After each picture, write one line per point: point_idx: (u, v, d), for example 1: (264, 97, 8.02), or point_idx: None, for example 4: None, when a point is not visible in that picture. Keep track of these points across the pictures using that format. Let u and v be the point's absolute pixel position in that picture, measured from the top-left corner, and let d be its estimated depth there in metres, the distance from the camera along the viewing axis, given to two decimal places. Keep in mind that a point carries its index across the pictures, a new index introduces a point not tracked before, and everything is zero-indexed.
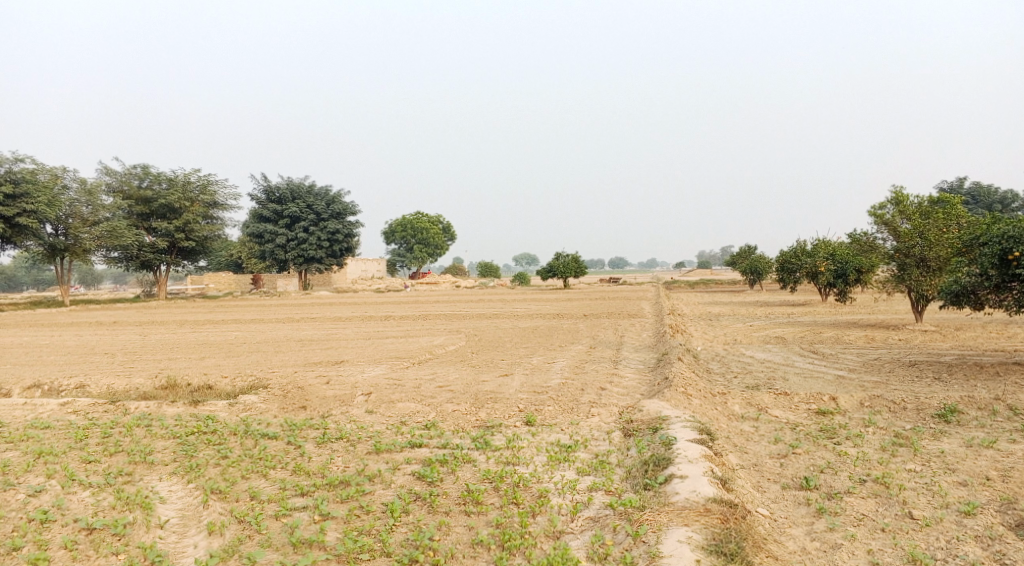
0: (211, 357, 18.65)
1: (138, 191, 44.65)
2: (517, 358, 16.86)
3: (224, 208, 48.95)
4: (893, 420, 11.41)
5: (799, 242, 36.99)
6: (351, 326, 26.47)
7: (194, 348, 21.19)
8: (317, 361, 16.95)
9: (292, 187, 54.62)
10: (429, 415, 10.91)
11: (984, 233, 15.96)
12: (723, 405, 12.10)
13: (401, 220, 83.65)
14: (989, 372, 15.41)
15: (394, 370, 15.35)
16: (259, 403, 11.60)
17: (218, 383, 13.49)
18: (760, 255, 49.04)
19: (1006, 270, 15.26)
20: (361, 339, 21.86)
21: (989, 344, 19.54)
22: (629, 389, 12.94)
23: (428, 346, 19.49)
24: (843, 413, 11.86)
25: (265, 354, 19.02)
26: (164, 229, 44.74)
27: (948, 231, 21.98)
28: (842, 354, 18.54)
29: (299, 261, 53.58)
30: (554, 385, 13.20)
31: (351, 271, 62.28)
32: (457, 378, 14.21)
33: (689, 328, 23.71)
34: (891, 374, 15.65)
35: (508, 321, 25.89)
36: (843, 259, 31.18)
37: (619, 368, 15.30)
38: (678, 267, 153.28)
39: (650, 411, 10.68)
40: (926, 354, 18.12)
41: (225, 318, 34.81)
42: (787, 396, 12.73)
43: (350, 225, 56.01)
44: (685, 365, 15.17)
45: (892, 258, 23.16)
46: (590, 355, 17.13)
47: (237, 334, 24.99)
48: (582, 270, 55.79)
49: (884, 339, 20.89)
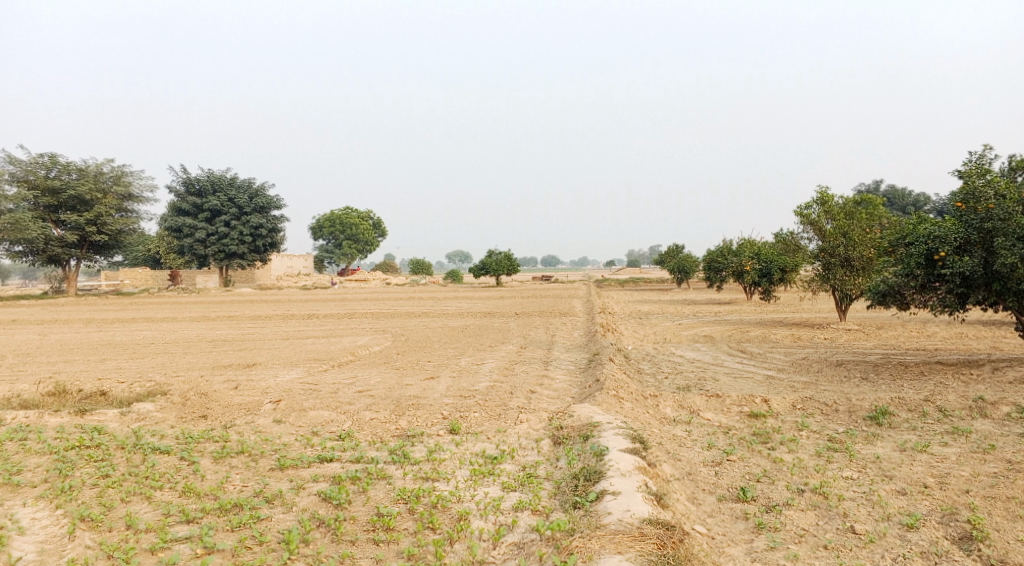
0: (113, 359, 17.32)
1: (46, 181, 41.98)
2: (443, 359, 16.13)
3: (140, 200, 46.66)
4: (826, 423, 11.14)
5: (725, 241, 37.27)
6: (271, 325, 25.25)
7: (96, 349, 19.73)
8: (228, 364, 15.85)
9: (213, 179, 52.50)
10: (343, 424, 10.10)
11: (910, 233, 15.98)
12: (655, 408, 11.65)
13: (329, 216, 81.75)
14: (914, 372, 15.42)
15: (310, 373, 14.41)
16: (155, 412, 10.58)
17: (114, 390, 12.35)
18: (688, 254, 49.47)
19: (932, 271, 15.27)
20: (279, 339, 20.74)
21: (911, 342, 19.73)
22: (559, 392, 12.36)
23: (350, 347, 18.56)
24: (776, 416, 11.54)
25: (173, 356, 17.76)
26: (74, 222, 42.26)
27: (871, 232, 22.35)
28: (770, 353, 18.41)
29: (220, 257, 51.58)
30: (481, 389, 12.54)
31: (276, 267, 60.37)
32: (378, 382, 13.38)
33: (620, 326, 23.40)
34: (821, 374, 15.53)
35: (437, 320, 25.08)
36: (769, 259, 31.51)
37: (549, 369, 14.72)
38: (608, 265, 154.38)
39: (580, 417, 10.09)
40: (852, 354, 18.14)
41: (136, 316, 32.95)
42: (719, 399, 12.36)
43: (274, 220, 54.16)
44: (617, 366, 14.70)
45: (817, 258, 23.24)
46: (520, 356, 16.52)
47: (146, 334, 23.53)
48: (513, 268, 55.33)
49: (811, 338, 20.95)
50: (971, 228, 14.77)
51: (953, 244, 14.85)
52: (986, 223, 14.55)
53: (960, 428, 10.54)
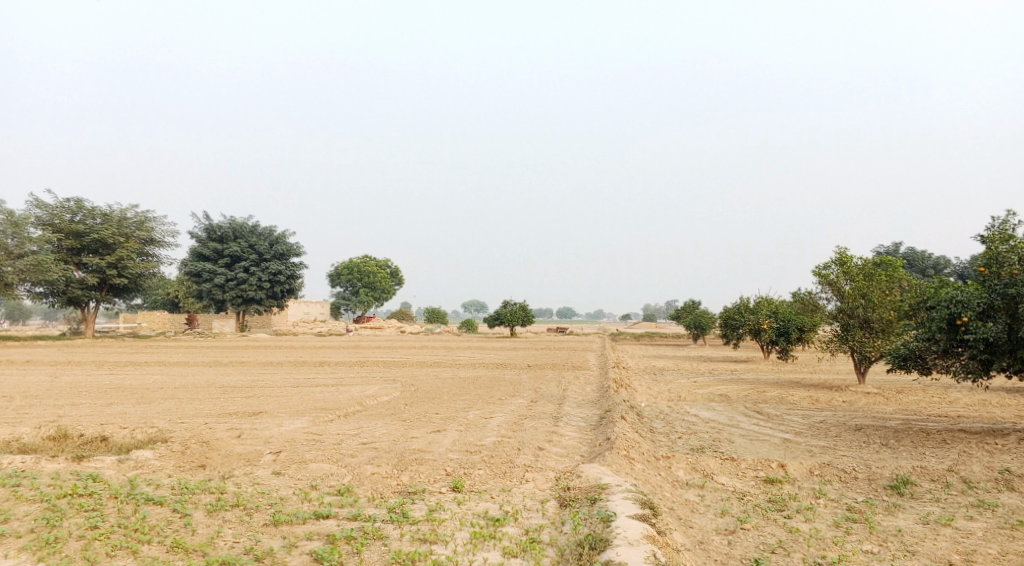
0: (119, 403, 17.14)
1: (70, 224, 42.48)
2: (452, 411, 15.84)
3: (161, 245, 47.09)
4: (845, 491, 10.72)
5: (742, 298, 36.87)
6: (281, 372, 25.07)
7: (104, 392, 19.57)
8: (234, 411, 15.62)
9: (234, 225, 52.98)
10: (344, 478, 9.81)
11: (931, 296, 15.63)
12: (666, 470, 11.27)
13: (347, 263, 82.16)
14: (936, 439, 14.93)
15: (315, 423, 14.14)
16: (153, 460, 10.34)
17: (115, 435, 12.14)
18: (704, 310, 49.02)
19: (954, 335, 14.88)
20: (288, 387, 20.50)
21: (933, 408, 19.19)
22: (568, 450, 12.03)
23: (358, 396, 18.29)
24: (792, 482, 11.14)
25: (180, 401, 17.56)
26: (96, 264, 42.59)
27: (892, 294, 21.98)
28: (787, 415, 17.96)
29: (237, 302, 51.74)
30: (488, 444, 12.24)
31: (292, 313, 60.46)
32: (383, 434, 13.09)
33: (634, 383, 23.01)
34: (838, 439, 15.08)
35: (448, 371, 24.77)
36: (786, 318, 31.10)
37: (559, 425, 14.36)
38: (624, 319, 153.62)
39: (588, 478, 9.75)
40: (872, 418, 17.64)
41: (150, 360, 32.86)
42: (733, 462, 11.97)
43: (293, 267, 54.40)
44: (628, 424, 14.35)
45: (836, 318, 22.85)
46: (530, 410, 16.17)
47: (156, 378, 23.40)
48: (529, 320, 55.07)
49: (829, 401, 20.47)
50: (995, 294, 14.41)
51: (976, 309, 14.49)
52: (1010, 288, 14.19)
53: (985, 501, 10.11)
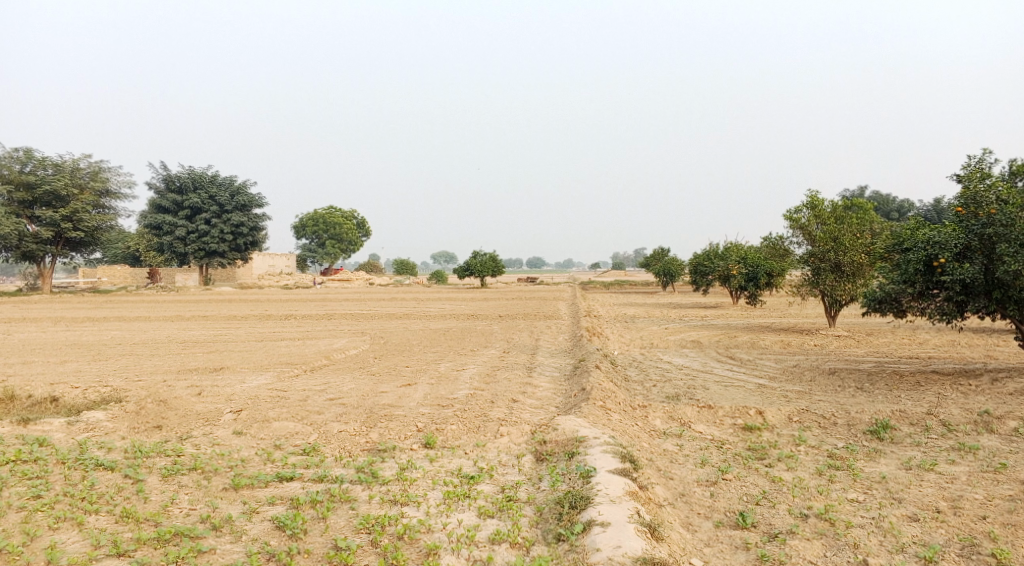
0: (73, 361, 16.44)
1: (20, 176, 40.80)
2: (422, 364, 15.41)
3: (118, 197, 45.55)
4: (825, 437, 10.52)
5: (711, 244, 36.68)
6: (246, 325, 24.37)
7: (59, 350, 18.83)
8: (194, 368, 15.04)
9: (194, 176, 51.40)
10: (309, 437, 9.35)
11: (907, 238, 15.40)
12: (644, 420, 10.96)
13: (313, 214, 80.74)
14: (910, 381, 14.85)
15: (280, 379, 13.63)
16: (105, 421, 9.77)
17: (66, 396, 11.54)
18: (673, 257, 48.95)
19: (930, 277, 14.71)
20: (252, 341, 19.91)
21: (903, 350, 19.19)
22: (543, 402, 11.67)
23: (325, 350, 17.78)
24: (772, 429, 10.91)
25: (139, 358, 16.93)
26: (49, 218, 41.10)
27: (862, 237, 21.81)
28: (760, 360, 17.81)
29: (199, 255, 50.57)
30: (461, 397, 11.84)
31: (258, 266, 59.29)
32: (351, 389, 12.62)
33: (606, 330, 22.76)
34: (813, 383, 14.92)
35: (418, 322, 24.34)
36: (755, 263, 31.02)
37: (533, 376, 14.01)
38: (592, 268, 154.07)
39: (565, 431, 9.38)
40: (844, 361, 17.56)
41: (109, 315, 31.94)
42: (710, 410, 11.70)
43: (256, 218, 53.18)
44: (603, 373, 14.03)
45: (807, 262, 22.71)
46: (502, 361, 15.78)
47: (115, 334, 22.63)
48: (499, 270, 54.65)
49: (800, 345, 20.41)
50: (972, 234, 14.21)
51: (953, 251, 14.30)
52: (988, 229, 14.01)
53: (966, 444, 9.97)
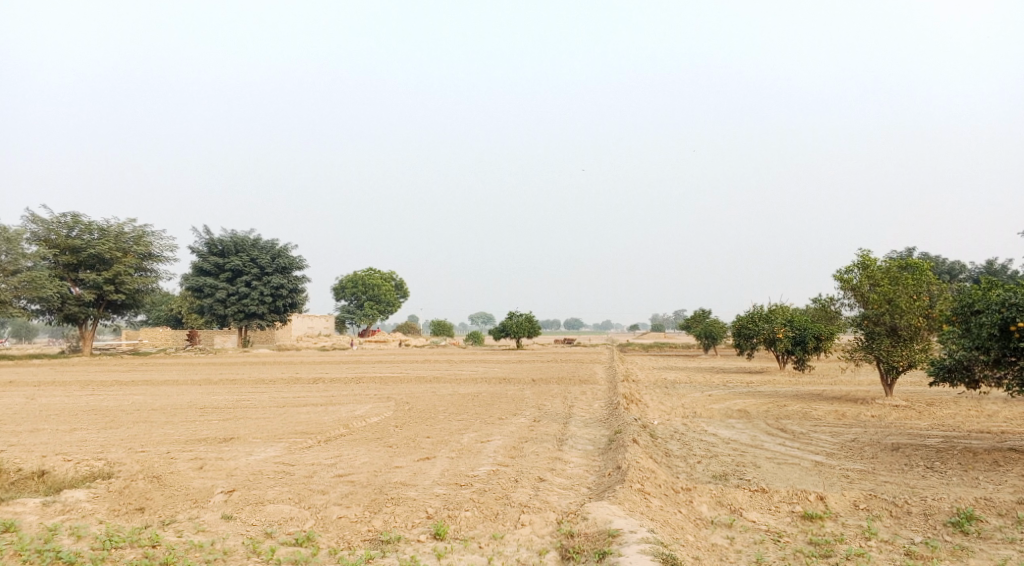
0: (83, 429, 15.61)
1: (66, 240, 41.07)
2: (445, 434, 14.26)
3: (160, 260, 45.68)
4: (898, 529, 9.13)
5: (755, 306, 35.14)
6: (271, 390, 23.44)
7: (75, 416, 18.07)
8: (203, 437, 14.10)
9: (235, 239, 51.64)
10: (305, 523, 8.30)
11: (978, 299, 13.98)
12: (688, 506, 9.66)
13: (352, 276, 80.87)
14: (987, 461, 13.24)
15: (290, 451, 12.59)
16: (84, 502, 8.83)
17: (56, 470, 10.67)
18: (715, 319, 47.32)
19: (1007, 343, 13.24)
20: (272, 407, 18.96)
21: (972, 423, 17.47)
22: (573, 483, 10.44)
23: (345, 418, 16.73)
24: (835, 518, 9.54)
25: (151, 425, 16.04)
26: (92, 281, 41.23)
27: (919, 299, 20.30)
28: (814, 433, 16.30)
29: (239, 317, 50.35)
30: (482, 475, 10.66)
31: (295, 328, 59.01)
32: (363, 463, 11.52)
33: (645, 397, 21.40)
34: (877, 461, 13.41)
35: (447, 386, 23.20)
36: (802, 326, 29.53)
37: (563, 450, 12.77)
38: (632, 328, 152.17)
39: (597, 521, 8.20)
40: (909, 435, 15.97)
41: (137, 379, 31.39)
42: (764, 494, 10.35)
43: (295, 280, 52.94)
44: (641, 449, 12.72)
45: (860, 326, 21.26)
46: (531, 432, 14.57)
47: (136, 398, 21.89)
48: (536, 331, 53.40)
49: (856, 415, 18.81)
50: None
51: None
52: None
53: None
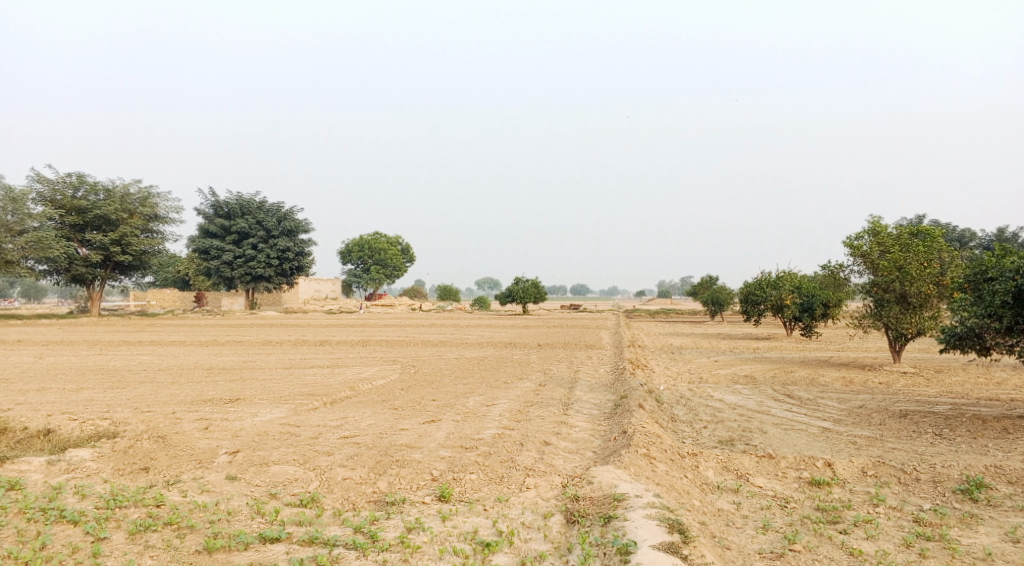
0: (89, 389, 15.62)
1: (73, 201, 40.95)
2: (450, 398, 14.21)
3: (166, 222, 45.56)
4: (907, 496, 9.05)
5: (763, 272, 34.94)
6: (278, 352, 23.44)
7: (82, 375, 18.09)
8: (209, 398, 14.08)
9: (242, 201, 51.46)
10: (309, 485, 8.26)
11: (992, 265, 13.76)
12: (694, 471, 9.60)
13: (358, 240, 80.75)
14: (996, 428, 13.14)
15: (295, 413, 12.56)
16: (89, 461, 8.82)
17: (61, 429, 10.66)
18: (722, 286, 47.14)
19: (1021, 311, 13.06)
20: (279, 369, 18.95)
21: (980, 391, 17.36)
22: (579, 447, 10.37)
23: (351, 380, 16.69)
24: (843, 484, 9.48)
25: (157, 386, 16.03)
26: (99, 242, 41.18)
27: (930, 266, 20.08)
28: (821, 399, 16.20)
29: (246, 279, 50.37)
30: (487, 439, 10.61)
31: (303, 291, 59.05)
32: (368, 426, 11.47)
33: (651, 362, 21.32)
34: (885, 428, 13.32)
35: (453, 350, 23.15)
36: (810, 293, 29.34)
37: (569, 415, 12.71)
38: (638, 294, 152.09)
39: (602, 485, 8.14)
40: (917, 403, 15.86)
41: (145, 339, 31.47)
42: (771, 460, 10.27)
43: (301, 243, 52.83)
44: (647, 413, 12.64)
45: (869, 293, 21.05)
46: (537, 396, 14.50)
47: (143, 359, 21.91)
48: (541, 296, 53.36)
49: (864, 382, 18.70)
50: None
51: None
52: None
53: None
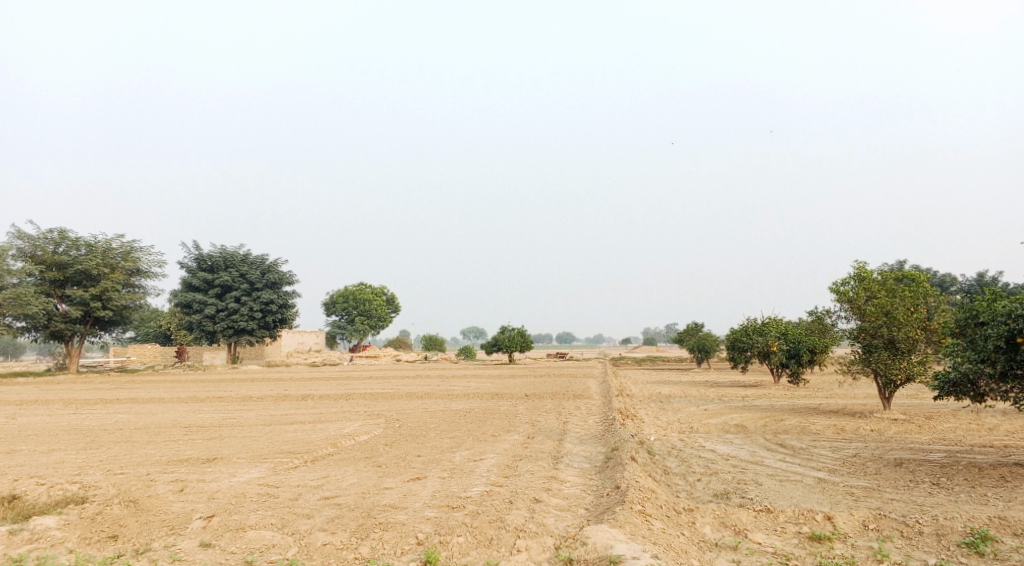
0: (62, 450, 15.06)
1: (53, 256, 40.44)
2: (436, 453, 13.80)
3: (148, 276, 45.04)
4: (911, 551, 8.74)
5: (749, 318, 34.83)
6: (259, 407, 22.88)
7: (55, 436, 17.49)
8: (186, 458, 13.58)
9: (225, 255, 51.10)
10: (288, 551, 7.86)
11: (982, 310, 13.64)
12: (691, 528, 9.25)
13: (343, 291, 80.29)
14: (994, 476, 12.87)
15: (275, 472, 12.11)
16: (55, 529, 8.37)
17: (29, 494, 10.18)
18: (708, 333, 47.00)
19: (1015, 356, 12.91)
20: (260, 426, 18.43)
21: (973, 437, 17.15)
22: (570, 504, 10.01)
23: (334, 436, 16.22)
24: (844, 539, 9.15)
25: (133, 446, 15.48)
26: (79, 297, 40.59)
27: (917, 311, 20.01)
28: (815, 448, 15.89)
29: (228, 333, 49.73)
30: (475, 497, 10.22)
31: (286, 344, 58.37)
32: (351, 485, 11.05)
33: (641, 412, 20.96)
34: (882, 478, 13.03)
35: (439, 402, 22.72)
36: (796, 339, 29.20)
37: (559, 469, 12.33)
38: (624, 342, 151.83)
39: (597, 546, 7.79)
40: (911, 450, 15.59)
41: (123, 396, 30.72)
42: (769, 514, 9.94)
43: (285, 296, 52.35)
44: (640, 467, 12.29)
45: (857, 339, 20.90)
46: (526, 450, 14.11)
47: (120, 417, 21.30)
48: (527, 346, 52.97)
49: (856, 430, 18.44)
50: None
51: None
52: None
53: None
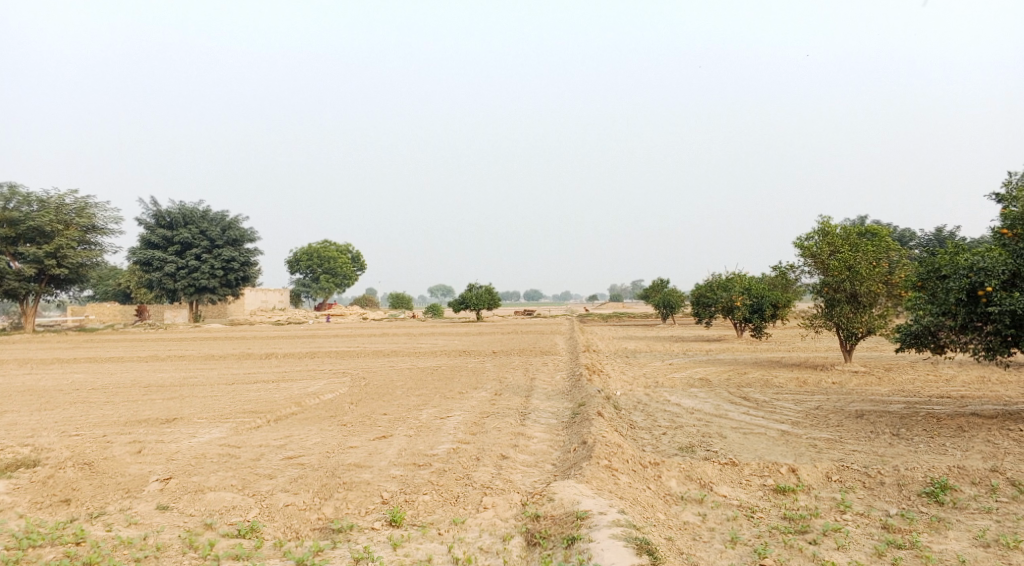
0: (15, 411, 14.64)
1: (4, 213, 39.16)
2: (402, 411, 13.65)
3: (105, 233, 43.93)
4: (872, 501, 8.84)
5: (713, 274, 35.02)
6: (222, 366, 22.49)
7: (8, 397, 17.01)
8: (145, 419, 13.28)
9: (184, 211, 49.95)
10: (248, 513, 7.70)
11: (944, 264, 13.75)
12: (657, 482, 9.25)
13: (307, 249, 79.29)
14: (951, 426, 13.09)
15: (236, 432, 11.87)
16: (3, 495, 8.09)
17: None
18: (673, 288, 47.28)
19: (975, 308, 13.07)
20: (222, 385, 18.12)
21: (931, 388, 17.46)
22: (537, 460, 9.93)
23: (298, 395, 15.98)
24: (808, 490, 9.22)
25: (90, 407, 15.11)
26: (32, 255, 39.46)
27: (879, 266, 20.19)
28: (779, 401, 16.03)
29: (189, 291, 48.85)
30: (440, 454, 10.10)
31: (249, 302, 57.61)
32: (314, 444, 10.86)
33: (607, 367, 21.00)
34: (844, 429, 13.17)
35: (405, 360, 22.55)
36: (759, 294, 29.44)
37: (525, 425, 12.27)
38: (590, 298, 152.64)
39: (564, 502, 7.73)
40: (871, 402, 15.81)
41: (82, 356, 30.09)
42: (734, 466, 9.96)
43: (247, 253, 51.47)
44: (606, 422, 12.26)
45: (820, 293, 21.05)
46: (492, 406, 14.02)
47: (77, 377, 20.80)
48: (493, 303, 52.85)
49: (818, 383, 18.66)
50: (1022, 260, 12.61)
51: (1001, 278, 12.69)
52: None
53: None
